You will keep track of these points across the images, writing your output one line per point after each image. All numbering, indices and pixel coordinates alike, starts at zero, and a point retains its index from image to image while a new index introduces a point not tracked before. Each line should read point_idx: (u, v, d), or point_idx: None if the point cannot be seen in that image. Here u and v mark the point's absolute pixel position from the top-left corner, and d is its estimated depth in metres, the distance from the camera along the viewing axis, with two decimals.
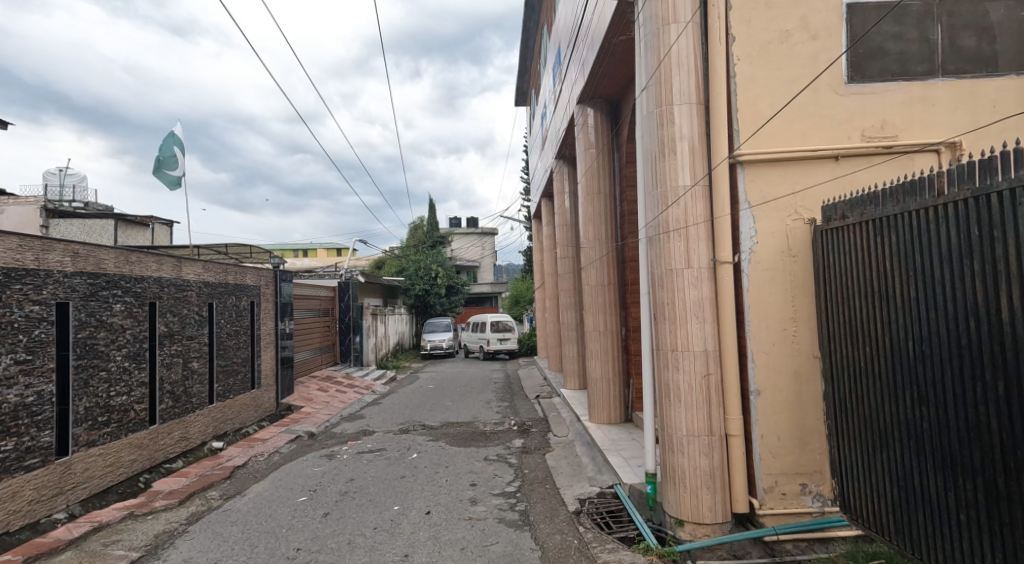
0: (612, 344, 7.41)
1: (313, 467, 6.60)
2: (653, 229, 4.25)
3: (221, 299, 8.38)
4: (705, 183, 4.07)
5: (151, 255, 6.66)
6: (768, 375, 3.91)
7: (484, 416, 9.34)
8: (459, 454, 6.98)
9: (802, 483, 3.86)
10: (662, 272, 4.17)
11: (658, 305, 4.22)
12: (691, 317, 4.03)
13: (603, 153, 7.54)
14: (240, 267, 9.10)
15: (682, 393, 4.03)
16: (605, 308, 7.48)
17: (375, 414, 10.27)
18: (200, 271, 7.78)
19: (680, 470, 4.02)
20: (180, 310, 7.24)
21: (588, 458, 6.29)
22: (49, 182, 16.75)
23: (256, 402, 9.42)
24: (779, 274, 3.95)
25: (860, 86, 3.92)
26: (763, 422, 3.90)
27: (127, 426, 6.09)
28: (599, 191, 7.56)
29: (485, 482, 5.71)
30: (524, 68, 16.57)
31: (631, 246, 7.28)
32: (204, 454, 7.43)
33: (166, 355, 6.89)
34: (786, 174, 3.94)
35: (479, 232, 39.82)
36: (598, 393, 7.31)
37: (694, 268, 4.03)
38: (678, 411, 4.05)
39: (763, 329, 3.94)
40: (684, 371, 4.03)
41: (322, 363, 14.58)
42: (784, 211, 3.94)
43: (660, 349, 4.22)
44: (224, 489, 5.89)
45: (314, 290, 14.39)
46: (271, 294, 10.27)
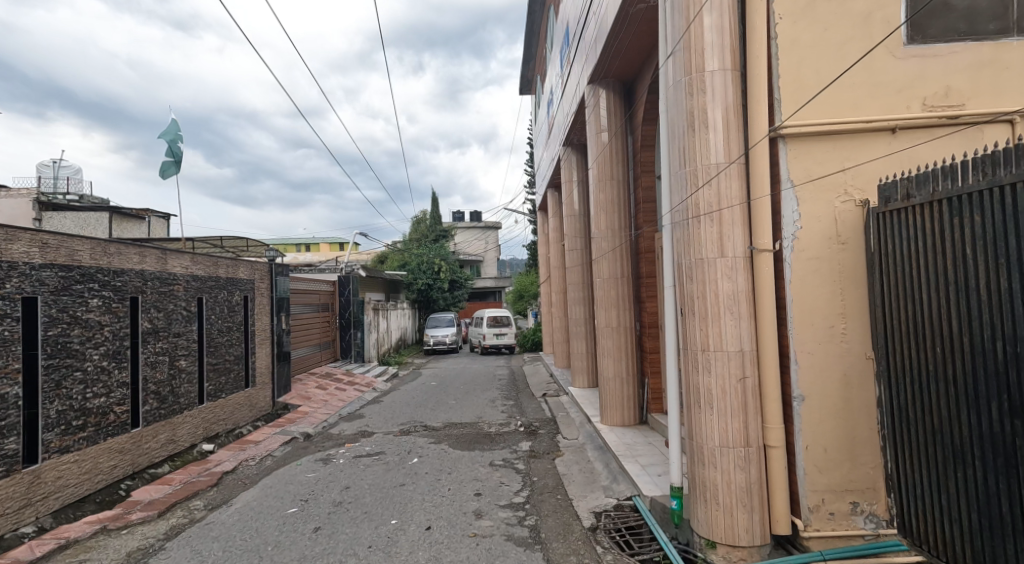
0: (626, 341, 6.95)
1: (307, 473, 6.17)
2: (681, 214, 3.78)
3: (212, 293, 7.95)
4: (741, 161, 3.59)
5: (133, 246, 6.23)
6: (814, 378, 3.45)
7: (489, 416, 8.91)
8: (463, 459, 6.54)
9: (853, 501, 3.40)
10: (691, 263, 3.71)
11: (686, 300, 3.75)
12: (724, 313, 3.56)
13: (616, 137, 7.06)
14: (233, 261, 8.66)
15: (714, 398, 3.57)
16: (618, 302, 7.01)
17: (375, 414, 9.84)
18: (188, 264, 7.34)
19: (711, 485, 3.56)
20: (166, 305, 6.81)
21: (601, 464, 5.84)
22: (42, 175, 16.31)
23: (251, 401, 9.00)
24: (826, 263, 3.47)
25: (921, 47, 3.43)
26: (808, 432, 3.43)
27: (106, 430, 5.66)
28: (612, 178, 7.08)
29: (490, 492, 5.27)
30: (528, 55, 16.09)
31: (647, 236, 6.80)
32: (193, 457, 7.01)
33: (150, 353, 6.46)
34: (835, 150, 3.47)
35: (482, 227, 39.30)
36: (611, 393, 6.85)
37: (728, 258, 3.57)
38: (710, 419, 3.59)
39: (808, 326, 3.47)
40: (717, 375, 3.57)
41: (322, 359, 14.16)
42: (832, 192, 3.46)
43: (688, 348, 3.75)
44: (210, 498, 5.46)
45: (313, 284, 13.95)
46: (266, 288, 9.83)
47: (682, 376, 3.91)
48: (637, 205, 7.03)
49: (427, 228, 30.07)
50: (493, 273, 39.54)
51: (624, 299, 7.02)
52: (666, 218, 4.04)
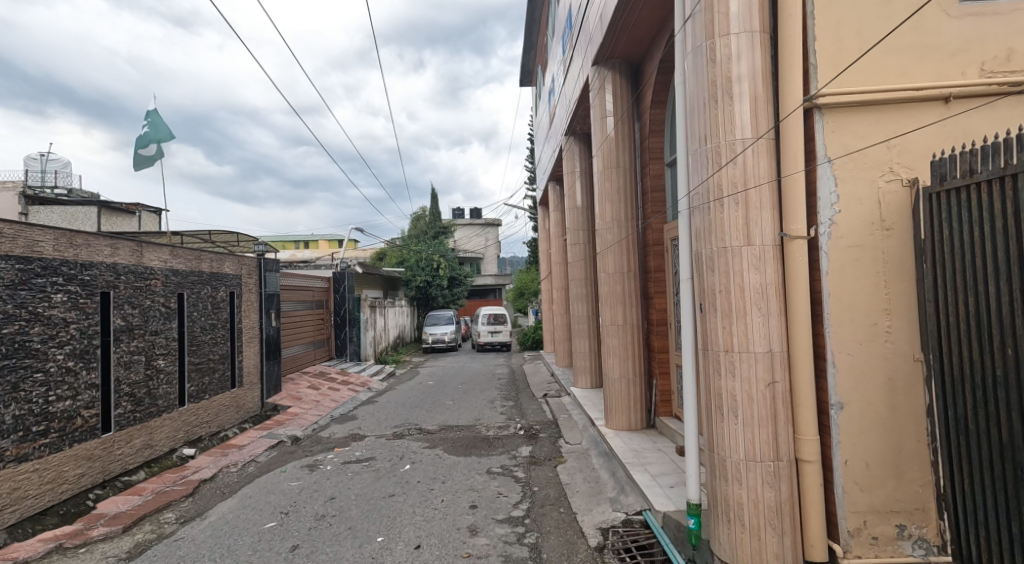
0: (633, 340, 6.52)
1: (290, 482, 5.75)
2: (701, 197, 3.35)
3: (194, 289, 7.52)
4: (770, 137, 3.17)
5: (104, 237, 5.81)
6: (854, 383, 3.02)
7: (488, 418, 8.49)
8: (458, 466, 6.11)
9: (899, 524, 2.97)
10: (711, 253, 3.28)
11: (706, 294, 3.33)
12: (751, 309, 3.14)
13: (621, 123, 6.62)
14: (218, 255, 8.23)
15: (739, 405, 3.15)
16: (625, 299, 6.57)
17: (368, 415, 9.42)
18: (167, 258, 6.91)
19: (735, 504, 3.14)
20: (142, 302, 6.39)
21: (607, 473, 5.42)
22: (29, 168, 15.90)
23: (237, 403, 8.58)
24: (868, 253, 3.04)
25: (978, 5, 3.00)
26: (847, 445, 3.01)
27: (73, 436, 5.25)
28: (617, 166, 6.65)
29: (487, 504, 4.85)
30: (529, 45, 15.66)
31: (655, 228, 6.36)
32: (172, 463, 6.59)
33: (124, 352, 6.04)
34: (878, 122, 3.04)
35: (483, 223, 38.87)
36: (616, 396, 6.44)
37: (754, 246, 3.15)
38: (733, 429, 3.17)
39: (848, 324, 3.04)
40: (742, 378, 3.15)
41: (316, 358, 13.76)
42: (875, 170, 3.03)
43: (709, 349, 3.33)
44: (183, 510, 5.04)
45: (306, 281, 13.53)
46: (254, 284, 9.41)
47: (700, 381, 3.48)
48: (644, 195, 6.59)
49: (426, 224, 29.55)
50: (493, 271, 39.09)
51: (631, 295, 6.58)
52: (683, 203, 3.60)
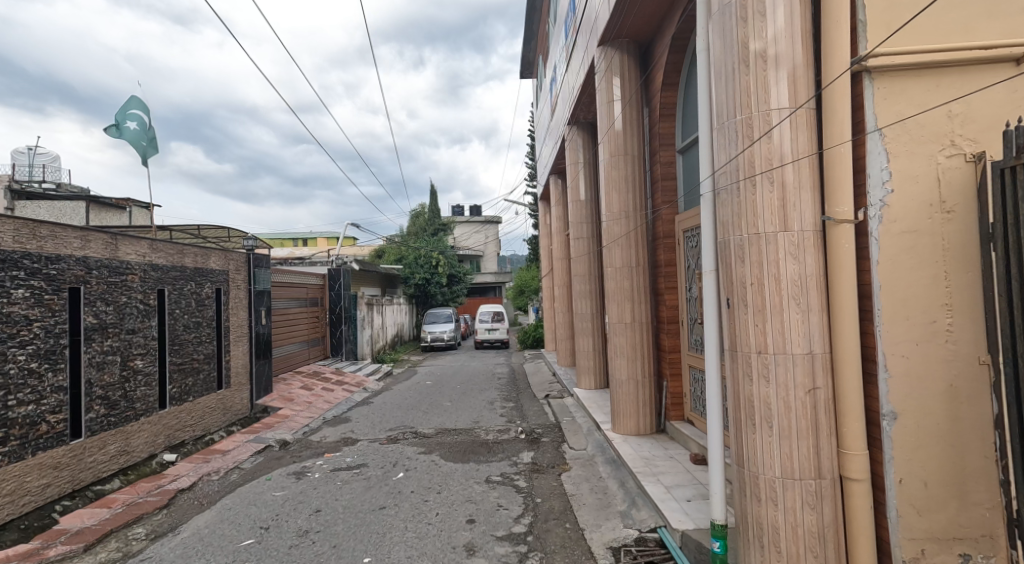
0: (642, 339, 6.12)
1: (274, 492, 5.33)
2: (728, 177, 2.94)
3: (176, 286, 7.11)
4: (810, 107, 2.76)
5: (73, 229, 5.40)
6: (909, 390, 2.61)
7: (487, 421, 8.08)
8: (455, 474, 5.71)
9: (962, 553, 2.56)
10: (741, 241, 2.87)
11: (734, 288, 2.93)
12: (788, 304, 2.74)
13: (630, 107, 6.19)
14: (202, 250, 7.82)
15: (774, 414, 2.76)
16: (633, 295, 6.14)
17: (362, 417, 9.02)
18: (145, 251, 6.50)
19: (770, 528, 2.75)
20: (117, 298, 5.99)
21: (615, 483, 5.02)
22: (16, 162, 15.47)
23: (224, 405, 8.18)
24: (926, 239, 2.62)
25: None
26: (902, 462, 2.59)
27: (37, 443, 4.85)
28: (626, 152, 6.21)
29: (486, 518, 4.45)
30: (529, 35, 15.22)
31: (666, 219, 5.95)
32: (151, 470, 6.19)
33: (97, 352, 5.63)
34: (937, 88, 2.63)
35: (482, 220, 38.46)
36: (624, 398, 6.04)
37: (792, 233, 2.75)
38: (767, 442, 2.78)
39: (902, 321, 2.62)
40: (778, 384, 2.75)
41: (310, 357, 13.36)
42: (933, 143, 2.62)
43: (737, 350, 2.93)
44: (155, 524, 4.64)
45: (299, 278, 13.11)
46: (242, 280, 8.99)
47: (726, 386, 3.08)
48: (654, 184, 6.18)
49: (425, 221, 29.08)
50: (493, 268, 38.66)
51: (640, 291, 6.16)
52: (705, 185, 3.18)
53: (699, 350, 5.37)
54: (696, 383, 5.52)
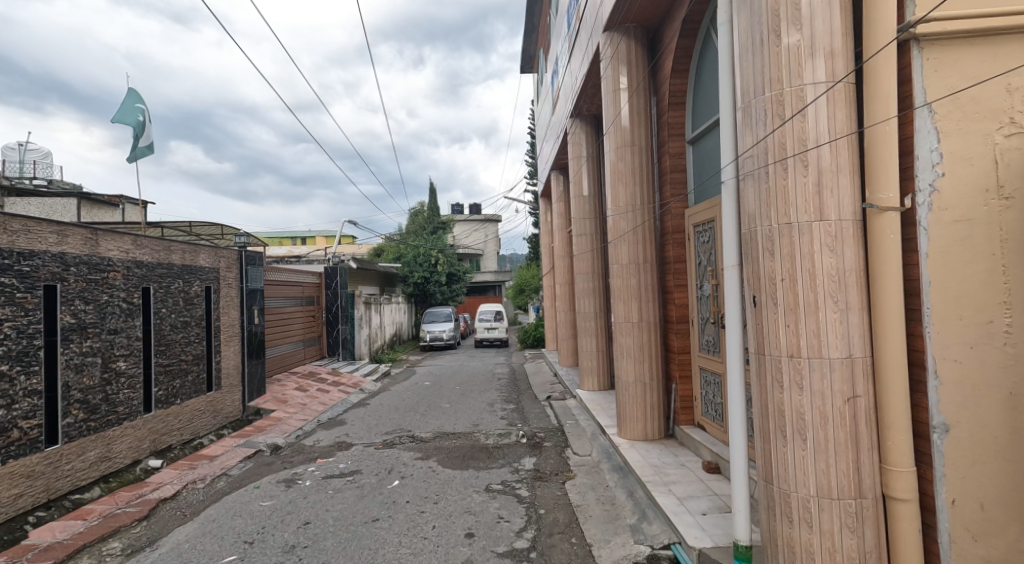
0: (649, 340, 5.83)
1: (261, 502, 5.04)
2: (755, 161, 2.65)
3: (162, 284, 6.82)
4: (849, 81, 2.46)
5: (48, 224, 5.11)
6: (964, 399, 2.31)
7: (487, 424, 7.79)
8: (453, 481, 5.41)
9: None
10: (769, 232, 2.59)
11: (762, 285, 2.64)
12: (824, 302, 2.46)
13: (637, 96, 5.88)
14: (191, 246, 7.52)
15: (809, 426, 2.47)
16: (641, 293, 5.85)
17: (358, 420, 8.73)
18: (128, 247, 6.20)
19: (804, 553, 2.46)
20: (98, 296, 5.70)
21: (623, 492, 4.73)
22: (6, 158, 15.15)
23: (214, 407, 7.89)
24: (983, 228, 2.31)
25: None
26: (957, 481, 2.30)
27: (7, 451, 4.56)
28: (633, 143, 5.90)
29: (485, 532, 4.16)
30: (529, 28, 14.91)
31: (676, 213, 5.66)
32: (134, 477, 5.90)
33: (75, 354, 5.34)
34: (994, 59, 2.33)
35: (482, 219, 38.17)
36: (631, 402, 5.76)
37: (828, 223, 2.46)
38: (800, 457, 2.49)
39: (955, 322, 2.32)
40: (813, 392, 2.46)
41: (306, 357, 13.07)
42: (991, 120, 2.32)
43: (765, 354, 2.64)
44: (133, 537, 4.35)
45: (294, 276, 12.81)
46: (234, 279, 8.69)
47: (751, 393, 2.80)
48: (662, 177, 5.88)
49: (425, 219, 28.77)
50: (494, 267, 38.39)
51: (648, 289, 5.86)
52: (727, 172, 2.89)
53: (711, 351, 5.08)
54: (707, 386, 5.23)
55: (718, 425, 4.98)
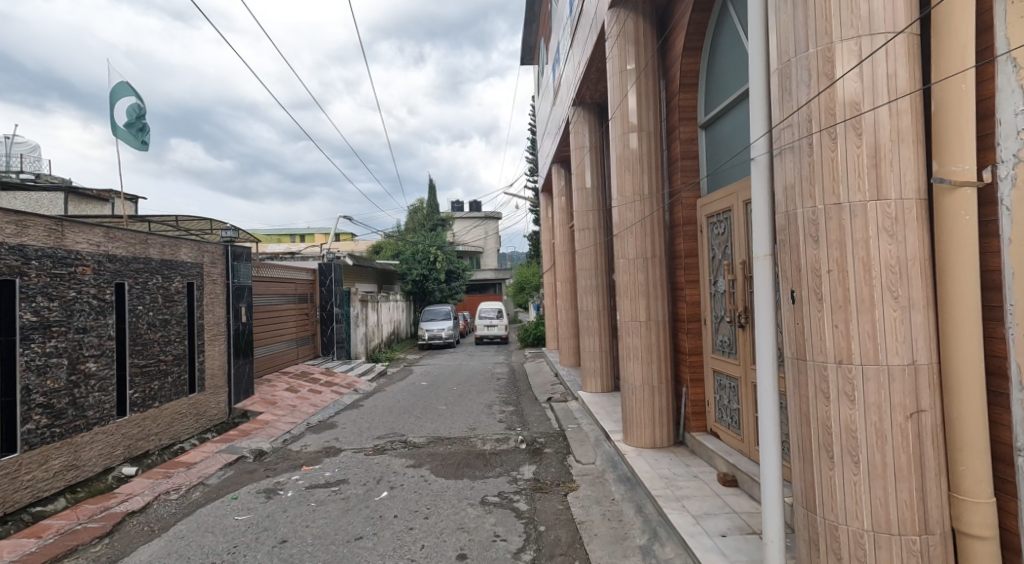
0: (658, 340, 5.42)
1: (236, 515, 4.64)
2: (795, 130, 2.26)
3: (139, 280, 6.42)
4: (913, 30, 2.08)
5: (6, 214, 4.74)
6: None
7: (484, 428, 7.38)
8: (447, 492, 5.01)
9: None
10: (812, 215, 2.20)
11: (804, 277, 2.23)
12: (880, 298, 2.06)
13: (645, 76, 5.45)
14: (171, 240, 7.12)
15: (861, 445, 2.07)
16: (648, 290, 5.42)
17: (350, 423, 8.33)
18: (99, 240, 5.80)
19: None
20: (64, 292, 5.30)
21: (632, 507, 4.32)
22: None
23: (197, 410, 7.49)
24: None
25: None
26: None
27: None
28: (641, 127, 5.44)
29: (480, 553, 3.76)
30: (529, 17, 14.47)
31: (687, 204, 5.24)
32: (105, 486, 5.52)
33: (37, 355, 4.95)
34: None
35: (482, 216, 37.79)
36: (638, 407, 5.35)
37: (886, 201, 2.06)
38: (852, 482, 2.09)
39: None
40: (867, 404, 2.06)
41: (299, 356, 12.67)
42: None
43: (806, 359, 2.23)
44: (91, 558, 3.96)
45: (286, 273, 12.38)
46: (219, 274, 8.27)
47: (787, 406, 2.40)
48: (672, 164, 5.47)
49: (424, 216, 28.39)
50: (494, 265, 38.02)
51: (657, 285, 5.44)
52: (758, 146, 2.50)
53: (726, 353, 4.68)
54: (721, 391, 4.83)
55: (734, 433, 4.58)
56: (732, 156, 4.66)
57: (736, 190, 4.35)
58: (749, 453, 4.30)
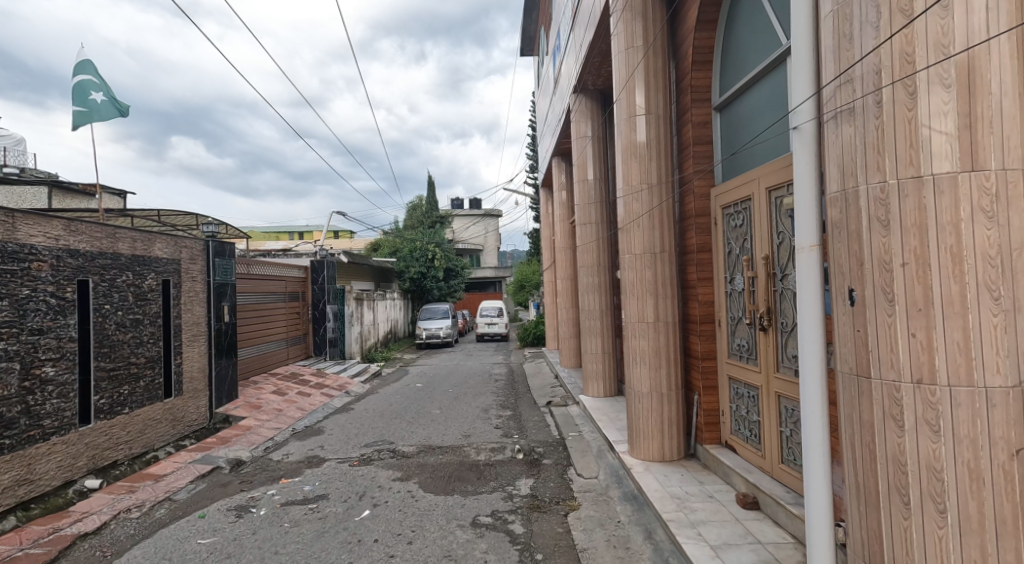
0: (667, 343, 4.95)
1: (199, 539, 4.18)
2: (859, 93, 2.05)
3: (105, 276, 5.96)
4: None
5: None
6: None
7: (479, 435, 6.91)
8: (434, 511, 4.55)
9: None
10: (879, 193, 1.99)
11: (878, 277, 2.00)
12: (975, 301, 1.85)
13: (655, 53, 4.96)
14: (144, 233, 6.67)
15: (949, 490, 1.85)
16: (657, 288, 4.94)
17: (337, 429, 7.86)
18: (56, 233, 5.34)
19: None
20: (14, 290, 4.85)
21: (639, 532, 3.85)
22: None
23: (173, 416, 7.03)
24: None
25: None
26: None
27: None
28: (649, 109, 4.95)
29: None
30: (530, 5, 13.93)
31: (699, 193, 4.77)
32: (64, 501, 5.07)
33: None
34: None
35: (483, 213, 37.29)
36: (645, 416, 4.90)
37: (983, 174, 1.84)
38: (940, 511, 1.87)
39: None
40: (956, 439, 1.84)
41: (289, 357, 12.21)
42: None
43: (880, 368, 2.00)
44: None
45: (275, 270, 11.90)
46: (198, 271, 7.81)
47: (844, 430, 2.18)
48: (683, 151, 4.99)
49: (423, 213, 27.83)
50: (494, 263, 37.54)
51: (667, 283, 4.96)
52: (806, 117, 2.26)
53: (744, 358, 4.22)
54: (738, 400, 4.36)
55: (754, 447, 4.11)
56: (752, 139, 4.19)
57: (756, 176, 3.90)
58: (771, 471, 3.84)
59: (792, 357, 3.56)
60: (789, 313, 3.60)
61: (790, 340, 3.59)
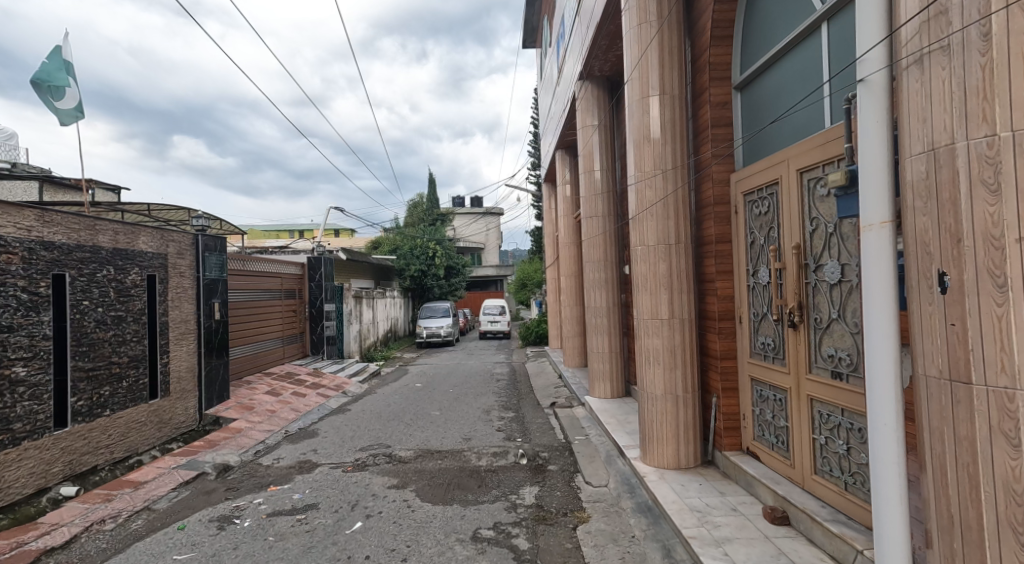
0: (683, 341, 4.59)
1: (175, 555, 3.85)
2: (946, 38, 1.91)
3: (84, 270, 5.63)
4: None
5: None
6: None
7: (481, 438, 6.57)
8: (432, 523, 4.20)
9: None
10: (986, 149, 1.82)
11: (988, 261, 1.82)
12: None
13: (669, 28, 4.60)
14: (127, 226, 6.32)
15: None
16: (672, 282, 4.59)
17: (332, 431, 7.52)
18: (26, 225, 5.01)
19: None
20: None
21: (657, 549, 3.50)
22: None
23: (159, 418, 6.69)
24: None
25: None
26: None
27: None
28: (664, 89, 4.60)
29: None
30: None
31: (717, 179, 4.40)
32: (36, 511, 4.73)
33: None
34: None
35: (484, 211, 36.90)
36: (659, 420, 4.55)
37: None
38: None
39: None
40: None
41: (285, 356, 11.86)
42: None
43: (993, 366, 1.81)
44: None
45: (271, 267, 11.55)
46: (187, 267, 7.47)
47: (934, 436, 1.98)
48: (699, 134, 4.62)
49: (424, 212, 27.15)
50: (495, 262, 37.15)
51: (682, 277, 4.60)
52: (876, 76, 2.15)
53: (769, 357, 3.87)
54: (762, 403, 4.01)
55: (781, 456, 3.74)
56: (777, 117, 3.83)
57: (786, 156, 3.54)
58: (802, 483, 3.48)
59: (828, 356, 3.20)
60: (824, 308, 3.24)
61: (825, 337, 3.23)
